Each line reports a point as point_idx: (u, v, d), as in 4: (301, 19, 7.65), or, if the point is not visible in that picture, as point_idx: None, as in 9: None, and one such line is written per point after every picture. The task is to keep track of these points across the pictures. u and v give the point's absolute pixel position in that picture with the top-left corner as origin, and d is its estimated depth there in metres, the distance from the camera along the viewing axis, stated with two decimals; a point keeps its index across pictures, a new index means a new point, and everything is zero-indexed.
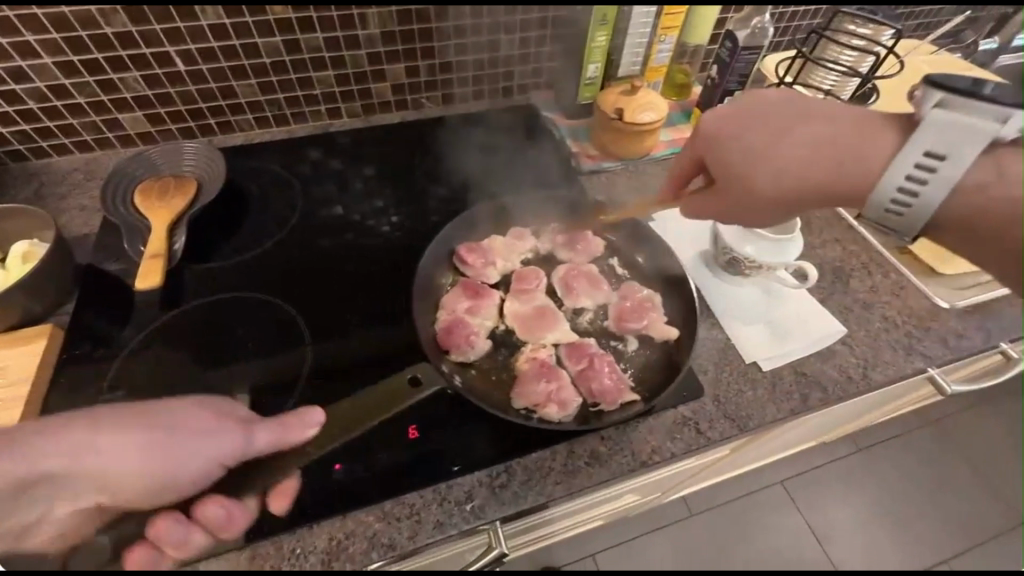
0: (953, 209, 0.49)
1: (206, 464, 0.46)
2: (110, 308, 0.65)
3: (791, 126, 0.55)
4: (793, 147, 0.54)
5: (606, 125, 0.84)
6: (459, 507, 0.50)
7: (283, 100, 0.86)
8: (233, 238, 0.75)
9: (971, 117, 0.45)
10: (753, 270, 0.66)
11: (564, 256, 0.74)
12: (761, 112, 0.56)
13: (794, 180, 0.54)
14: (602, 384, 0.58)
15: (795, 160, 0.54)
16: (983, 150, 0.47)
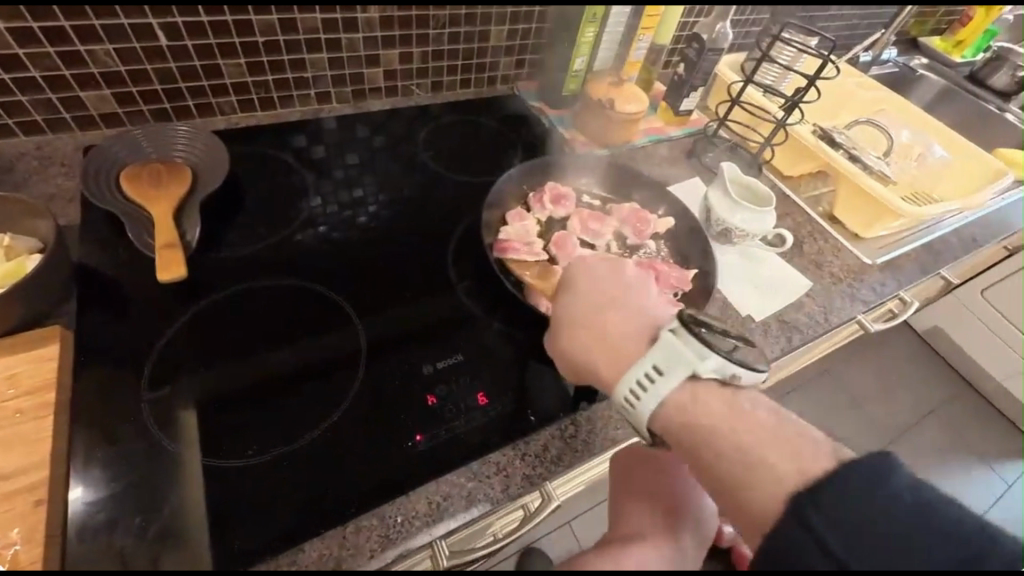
0: (669, 421, 0.45)
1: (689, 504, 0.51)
2: (120, 309, 0.60)
3: (610, 302, 0.52)
4: (577, 346, 0.51)
5: (595, 114, 0.92)
6: (540, 459, 0.55)
7: (271, 83, 0.82)
8: (236, 229, 0.72)
9: (692, 352, 0.45)
10: (741, 239, 0.78)
11: (557, 213, 0.78)
12: (591, 298, 0.53)
13: (591, 335, 0.50)
14: (673, 274, 0.69)
15: (584, 323, 0.51)
16: (686, 384, 0.45)
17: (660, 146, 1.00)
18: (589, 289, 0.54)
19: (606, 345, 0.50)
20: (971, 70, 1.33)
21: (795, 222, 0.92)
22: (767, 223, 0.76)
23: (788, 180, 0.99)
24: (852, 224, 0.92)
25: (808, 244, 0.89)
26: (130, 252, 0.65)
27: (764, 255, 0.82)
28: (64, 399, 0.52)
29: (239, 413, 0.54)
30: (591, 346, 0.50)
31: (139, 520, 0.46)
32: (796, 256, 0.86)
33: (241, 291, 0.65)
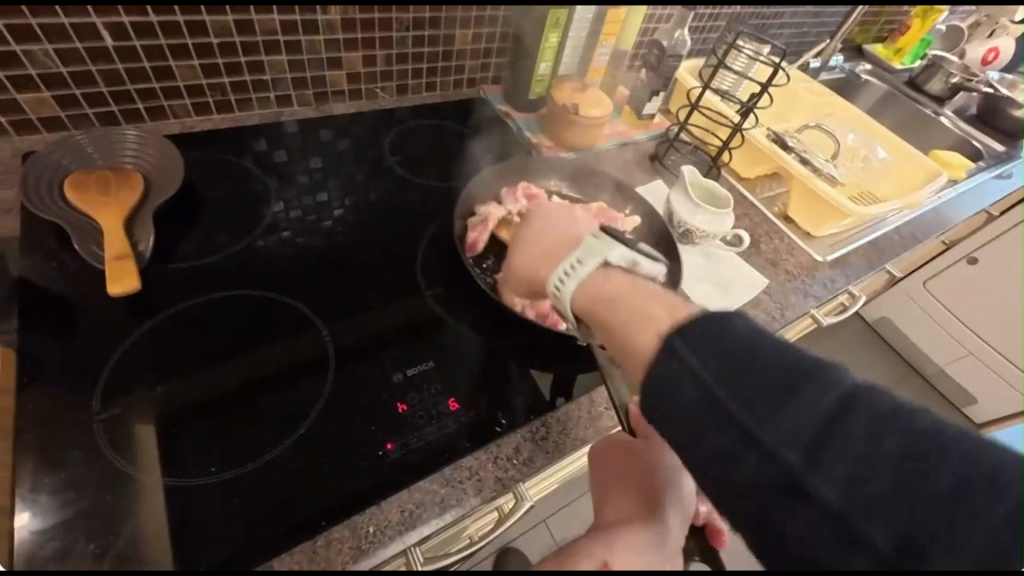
0: (589, 297, 0.49)
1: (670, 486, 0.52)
2: (66, 326, 0.57)
3: (551, 229, 0.58)
4: (530, 268, 0.57)
5: (560, 118, 0.93)
6: (512, 461, 0.55)
7: (227, 85, 0.79)
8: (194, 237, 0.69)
9: (612, 249, 0.51)
10: (702, 240, 0.81)
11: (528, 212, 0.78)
12: (536, 232, 0.59)
13: (540, 253, 0.56)
14: None
15: (533, 251, 0.57)
16: (600, 268, 0.50)
17: (625, 149, 1.03)
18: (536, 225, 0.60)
19: (549, 261, 0.55)
20: (909, 76, 1.42)
21: (753, 222, 0.96)
22: (726, 225, 0.80)
23: (745, 182, 1.04)
24: (805, 223, 0.97)
25: (765, 244, 0.93)
26: (78, 264, 0.62)
27: (724, 255, 0.85)
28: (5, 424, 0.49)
29: (201, 430, 0.52)
30: (534, 261, 0.56)
31: (93, 547, 0.44)
32: (754, 255, 0.90)
33: (200, 303, 0.62)
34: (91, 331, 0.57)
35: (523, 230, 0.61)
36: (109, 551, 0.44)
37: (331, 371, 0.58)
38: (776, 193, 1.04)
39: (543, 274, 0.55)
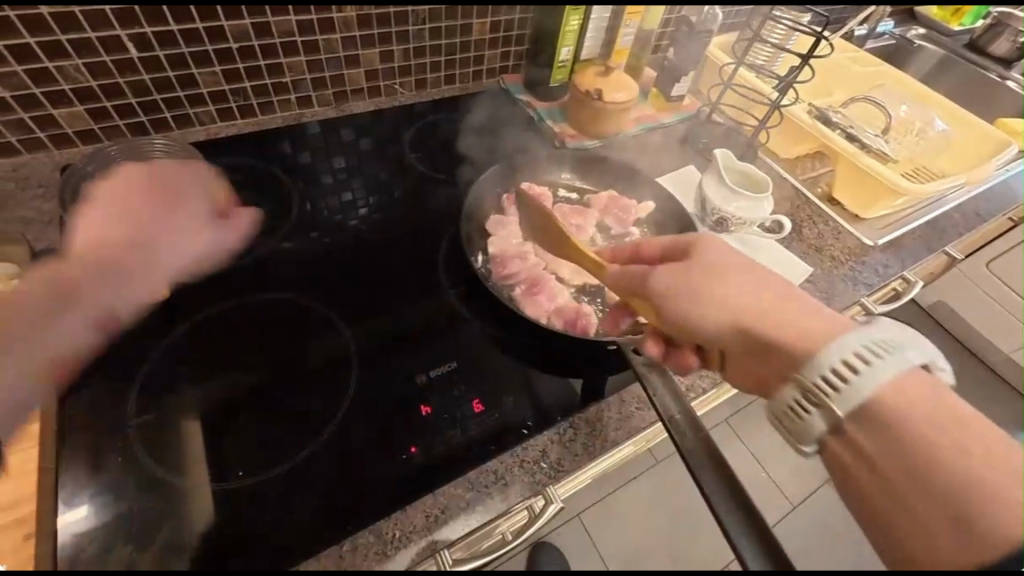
0: (883, 398, 0.36)
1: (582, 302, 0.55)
2: (103, 332, 0.59)
3: (732, 274, 0.47)
4: (715, 320, 0.46)
5: (584, 105, 0.89)
6: (539, 465, 0.53)
7: (249, 89, 0.80)
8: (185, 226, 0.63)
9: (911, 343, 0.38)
10: (737, 228, 0.75)
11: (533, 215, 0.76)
12: (704, 275, 0.48)
13: (705, 299, 0.47)
14: None
15: (697, 308, 0.47)
16: (914, 372, 0.37)
17: (653, 134, 0.98)
18: (715, 267, 0.48)
19: (756, 324, 0.44)
20: (967, 39, 1.30)
21: (793, 206, 0.90)
22: (763, 211, 0.74)
23: (784, 164, 0.97)
24: (852, 205, 0.90)
25: (807, 229, 0.86)
26: None
27: (761, 242, 0.79)
28: (50, 429, 0.51)
29: (232, 433, 0.52)
30: (743, 302, 0.45)
31: (130, 547, 0.45)
32: (796, 241, 0.84)
33: (227, 306, 0.63)
34: (126, 337, 0.59)
35: (709, 258, 0.49)
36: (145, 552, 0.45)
37: (353, 374, 0.57)
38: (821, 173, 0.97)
39: (809, 344, 0.41)
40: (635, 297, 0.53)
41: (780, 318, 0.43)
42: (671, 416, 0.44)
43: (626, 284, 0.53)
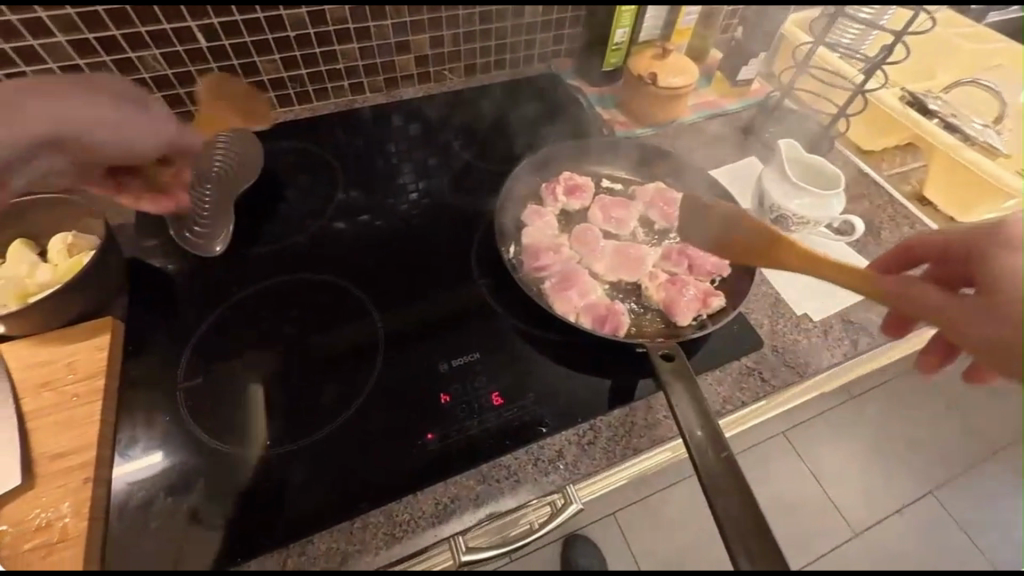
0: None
1: None
2: (165, 301, 0.64)
3: (1005, 297, 0.44)
4: (996, 326, 0.42)
5: (639, 91, 0.84)
6: (553, 465, 0.52)
7: (305, 77, 0.83)
8: (137, 118, 0.61)
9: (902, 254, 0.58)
10: (800, 227, 0.68)
11: (573, 206, 0.73)
12: (1021, 287, 0.44)
13: (996, 332, 0.42)
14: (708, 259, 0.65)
15: (1008, 333, 0.42)
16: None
17: (713, 122, 0.91)
18: (1000, 299, 0.44)
19: (1006, 340, 0.42)
20: None
21: (874, 204, 0.80)
22: (831, 209, 0.66)
23: (868, 156, 0.86)
24: (948, 206, 0.78)
25: (889, 231, 0.76)
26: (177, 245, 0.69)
27: (828, 245, 0.71)
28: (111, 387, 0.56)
29: (264, 403, 0.56)
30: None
31: (170, 499, 0.49)
32: (873, 244, 0.74)
33: (272, 283, 0.67)
34: (184, 307, 0.64)
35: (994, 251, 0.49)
36: (181, 506, 0.49)
37: (380, 356, 0.59)
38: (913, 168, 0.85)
39: None
40: (923, 322, 0.44)
41: None
42: (692, 431, 0.41)
43: (910, 305, 0.44)
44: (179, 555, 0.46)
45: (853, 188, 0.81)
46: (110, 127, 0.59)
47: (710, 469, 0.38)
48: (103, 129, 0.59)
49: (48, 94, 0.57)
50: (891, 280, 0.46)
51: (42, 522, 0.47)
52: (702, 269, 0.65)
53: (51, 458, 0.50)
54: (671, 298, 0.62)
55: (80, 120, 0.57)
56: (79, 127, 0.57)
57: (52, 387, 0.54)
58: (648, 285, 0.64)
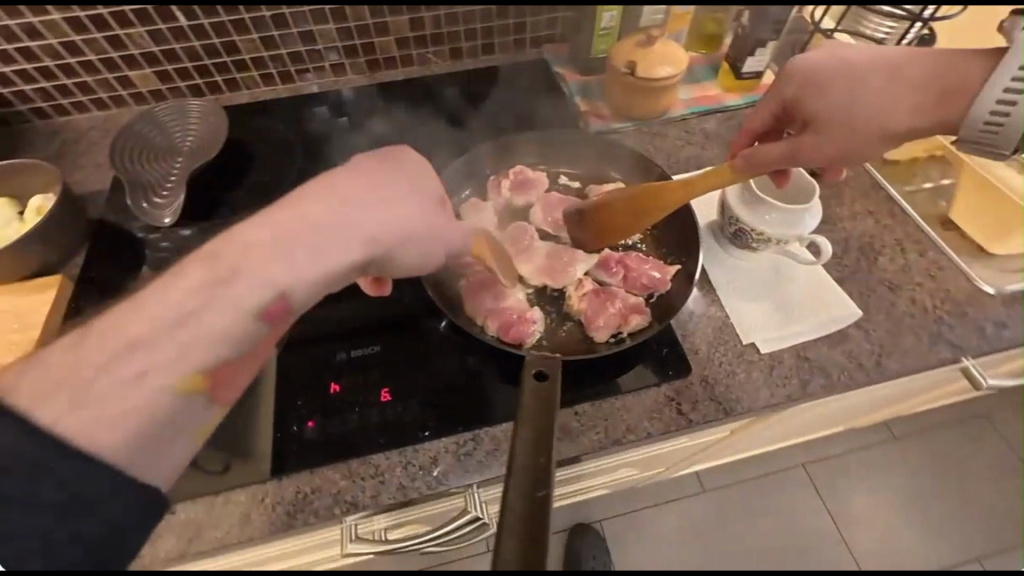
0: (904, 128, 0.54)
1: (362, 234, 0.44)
2: (117, 263, 0.68)
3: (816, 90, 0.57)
4: (867, 115, 0.54)
5: (617, 82, 0.76)
6: (423, 472, 0.50)
7: (286, 57, 0.85)
8: (402, 185, 0.47)
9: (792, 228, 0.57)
10: (762, 245, 0.60)
11: (518, 201, 0.69)
12: (817, 78, 0.56)
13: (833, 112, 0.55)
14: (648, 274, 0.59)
15: (831, 111, 0.56)
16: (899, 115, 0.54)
17: (708, 119, 0.82)
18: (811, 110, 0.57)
19: (881, 114, 0.54)
20: None
21: (879, 225, 0.68)
22: (802, 227, 0.57)
23: (886, 168, 0.74)
24: (976, 234, 0.66)
25: (889, 257, 0.65)
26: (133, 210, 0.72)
27: (799, 267, 0.62)
28: (45, 338, 0.60)
29: None
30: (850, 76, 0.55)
31: None
32: (865, 272, 0.64)
33: None
34: (133, 272, 0.68)
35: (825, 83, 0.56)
36: None
37: (281, 344, 0.57)
38: (942, 185, 0.72)
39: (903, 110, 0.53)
40: (782, 168, 0.55)
41: (867, 75, 0.54)
42: (519, 464, 0.38)
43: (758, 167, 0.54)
44: None
45: (857, 204, 0.70)
46: (354, 244, 0.44)
47: (513, 502, 0.35)
48: (362, 224, 0.44)
49: (316, 227, 0.43)
50: (744, 159, 0.54)
51: None
52: (638, 282, 0.59)
53: None
54: (593, 309, 0.57)
55: (303, 260, 0.42)
56: (325, 225, 0.43)
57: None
58: (572, 291, 0.59)
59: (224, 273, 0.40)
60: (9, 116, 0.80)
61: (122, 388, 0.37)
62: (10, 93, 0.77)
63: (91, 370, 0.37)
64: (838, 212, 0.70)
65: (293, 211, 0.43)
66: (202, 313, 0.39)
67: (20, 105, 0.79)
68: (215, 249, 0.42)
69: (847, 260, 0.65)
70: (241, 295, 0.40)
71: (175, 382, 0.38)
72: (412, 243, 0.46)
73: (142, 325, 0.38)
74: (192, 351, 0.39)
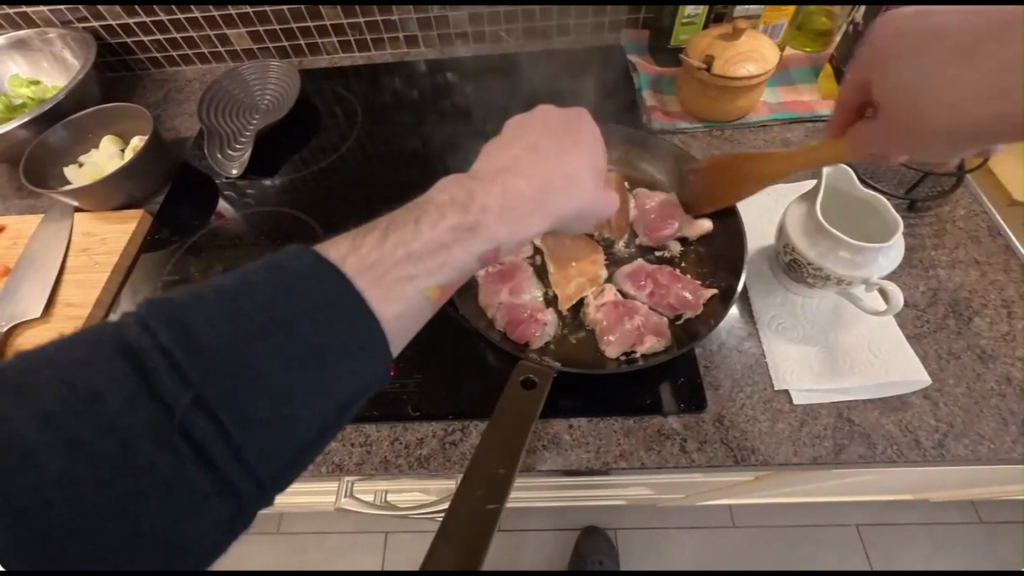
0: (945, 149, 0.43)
1: (568, 212, 0.47)
2: (189, 205, 0.76)
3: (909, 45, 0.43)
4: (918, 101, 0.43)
5: (689, 77, 0.69)
6: (408, 451, 0.52)
7: (364, 25, 0.86)
8: (586, 167, 0.49)
9: (861, 270, 0.49)
10: (818, 282, 0.52)
11: None
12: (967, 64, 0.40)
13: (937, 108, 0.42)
14: (678, 294, 0.56)
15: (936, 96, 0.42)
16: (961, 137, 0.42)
17: (793, 129, 0.72)
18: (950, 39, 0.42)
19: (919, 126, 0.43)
20: None
21: (985, 278, 0.56)
22: (868, 269, 0.49)
23: (1010, 213, 0.61)
24: None
25: (988, 320, 0.54)
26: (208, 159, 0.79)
27: (866, 315, 0.54)
28: (123, 264, 0.69)
29: None
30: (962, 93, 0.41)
31: None
32: (948, 332, 0.53)
33: (270, 212, 0.75)
34: (201, 215, 0.75)
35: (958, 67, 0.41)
36: None
37: None
38: None
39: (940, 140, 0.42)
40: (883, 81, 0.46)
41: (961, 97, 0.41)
42: (476, 467, 0.39)
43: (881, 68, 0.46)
44: None
45: (962, 249, 0.58)
46: (552, 213, 0.47)
47: (460, 509, 0.37)
48: (561, 204, 0.47)
49: (521, 193, 0.45)
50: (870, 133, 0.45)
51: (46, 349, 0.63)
52: (665, 301, 0.56)
53: (66, 303, 0.65)
54: (609, 320, 0.55)
55: (533, 218, 0.46)
56: (537, 202, 0.46)
57: (87, 251, 0.69)
58: (591, 300, 0.57)
59: (469, 221, 0.44)
60: (130, 62, 0.90)
61: (394, 285, 0.40)
62: (132, 42, 0.87)
63: (390, 260, 0.40)
64: (935, 255, 0.58)
65: (513, 180, 0.46)
66: (453, 248, 0.43)
67: (139, 53, 0.89)
68: (467, 196, 0.45)
69: (932, 315, 0.54)
70: (480, 241, 0.44)
71: (424, 286, 0.41)
72: (589, 218, 0.50)
73: (414, 243, 0.42)
74: (441, 270, 0.42)
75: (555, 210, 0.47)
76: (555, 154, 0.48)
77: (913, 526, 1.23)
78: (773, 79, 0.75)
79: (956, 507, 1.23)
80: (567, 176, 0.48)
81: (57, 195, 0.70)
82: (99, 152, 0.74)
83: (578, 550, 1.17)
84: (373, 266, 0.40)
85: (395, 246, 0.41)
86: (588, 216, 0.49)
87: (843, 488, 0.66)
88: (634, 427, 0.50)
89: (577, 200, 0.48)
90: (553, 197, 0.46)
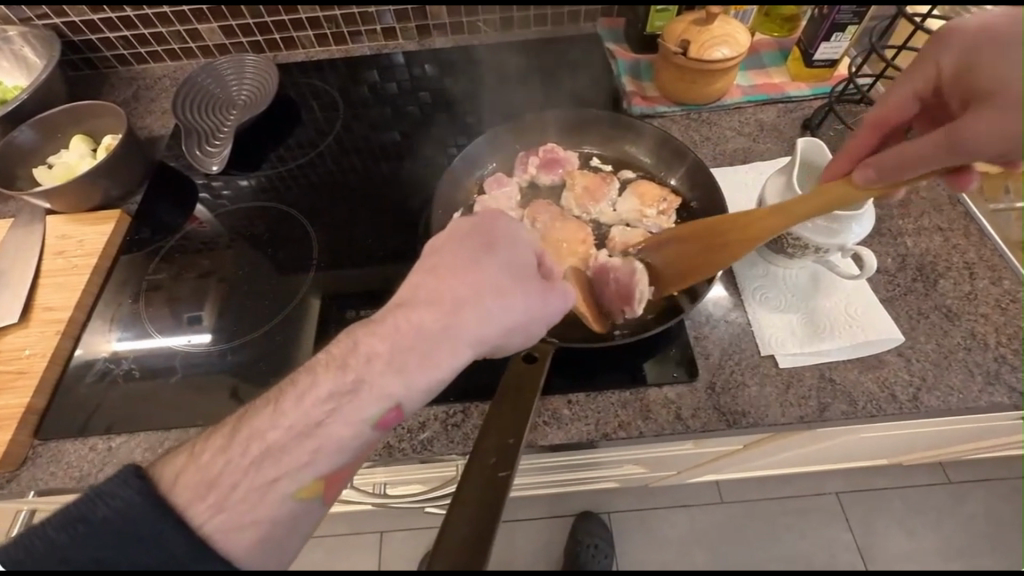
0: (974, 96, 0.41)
1: (485, 335, 0.42)
2: (168, 205, 0.74)
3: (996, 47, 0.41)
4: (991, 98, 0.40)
5: (667, 61, 0.71)
6: (411, 436, 0.52)
7: (340, 18, 0.86)
8: (505, 273, 0.43)
9: (837, 236, 0.52)
10: (797, 251, 0.55)
11: (544, 180, 0.71)
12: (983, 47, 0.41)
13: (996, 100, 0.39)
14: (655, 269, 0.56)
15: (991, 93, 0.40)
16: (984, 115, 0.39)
17: (767, 109, 0.75)
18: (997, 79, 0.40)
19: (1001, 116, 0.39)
20: None
21: (949, 243, 0.60)
22: (844, 235, 0.51)
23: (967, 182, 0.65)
24: None
25: (953, 281, 0.57)
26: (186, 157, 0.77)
27: (843, 283, 0.57)
28: (102, 265, 0.67)
29: (221, 304, 0.65)
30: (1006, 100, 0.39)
31: (106, 365, 0.60)
32: (919, 296, 0.57)
33: (253, 208, 0.74)
34: (181, 214, 0.73)
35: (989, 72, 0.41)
36: (115, 371, 0.60)
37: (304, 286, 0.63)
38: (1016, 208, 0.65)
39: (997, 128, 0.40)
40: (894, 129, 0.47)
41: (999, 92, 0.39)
42: (485, 442, 0.40)
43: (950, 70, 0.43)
44: (94, 412, 0.58)
45: (926, 218, 0.62)
46: (464, 343, 0.41)
47: (473, 481, 0.38)
48: (474, 325, 0.41)
49: (415, 332, 0.41)
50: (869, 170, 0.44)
51: (27, 353, 0.60)
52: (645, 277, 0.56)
53: (44, 308, 0.63)
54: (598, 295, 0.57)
55: (442, 356, 0.41)
56: (442, 329, 0.41)
57: (63, 254, 0.67)
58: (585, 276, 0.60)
59: (348, 385, 0.40)
60: (95, 59, 0.87)
61: (245, 503, 0.37)
62: (97, 39, 0.84)
63: (213, 474, 0.37)
64: (903, 224, 0.62)
65: (417, 312, 0.42)
66: (330, 425, 0.39)
67: (105, 51, 0.86)
68: (350, 348, 0.42)
69: (902, 279, 0.58)
70: (368, 403, 0.39)
71: (298, 487, 0.38)
72: (522, 332, 0.43)
73: (274, 435, 0.39)
74: (317, 460, 0.38)
75: (463, 336, 0.41)
76: (460, 268, 0.43)
77: (886, 491, 1.30)
78: (745, 63, 0.78)
79: (926, 470, 1.30)
80: (474, 284, 0.42)
81: (27, 197, 0.67)
82: (69, 152, 0.72)
83: (573, 534, 1.19)
84: (216, 482, 0.37)
85: (249, 445, 0.39)
86: (510, 324, 0.43)
87: (825, 450, 0.69)
88: (633, 399, 0.52)
89: (488, 309, 0.42)
90: (462, 322, 0.41)
